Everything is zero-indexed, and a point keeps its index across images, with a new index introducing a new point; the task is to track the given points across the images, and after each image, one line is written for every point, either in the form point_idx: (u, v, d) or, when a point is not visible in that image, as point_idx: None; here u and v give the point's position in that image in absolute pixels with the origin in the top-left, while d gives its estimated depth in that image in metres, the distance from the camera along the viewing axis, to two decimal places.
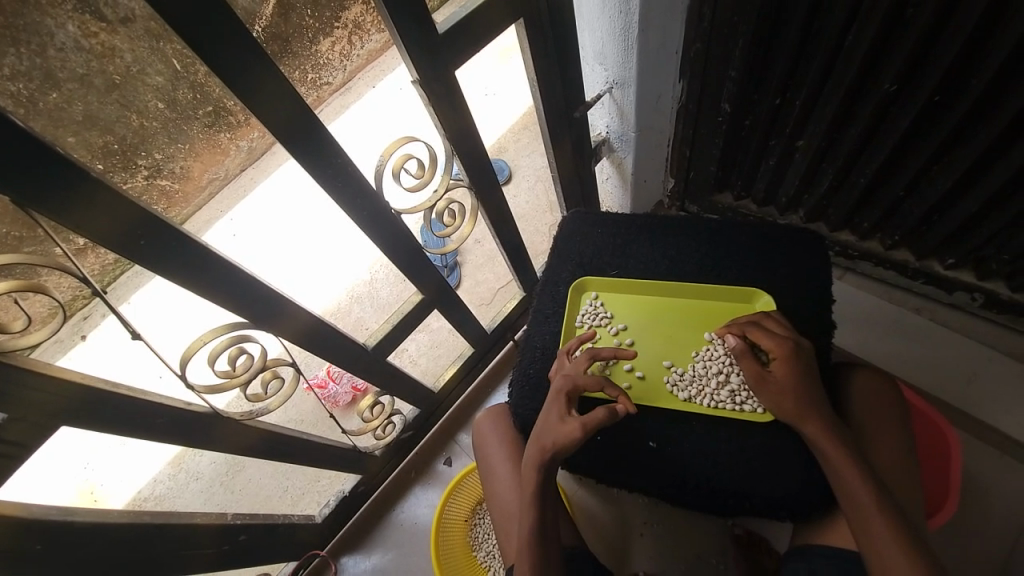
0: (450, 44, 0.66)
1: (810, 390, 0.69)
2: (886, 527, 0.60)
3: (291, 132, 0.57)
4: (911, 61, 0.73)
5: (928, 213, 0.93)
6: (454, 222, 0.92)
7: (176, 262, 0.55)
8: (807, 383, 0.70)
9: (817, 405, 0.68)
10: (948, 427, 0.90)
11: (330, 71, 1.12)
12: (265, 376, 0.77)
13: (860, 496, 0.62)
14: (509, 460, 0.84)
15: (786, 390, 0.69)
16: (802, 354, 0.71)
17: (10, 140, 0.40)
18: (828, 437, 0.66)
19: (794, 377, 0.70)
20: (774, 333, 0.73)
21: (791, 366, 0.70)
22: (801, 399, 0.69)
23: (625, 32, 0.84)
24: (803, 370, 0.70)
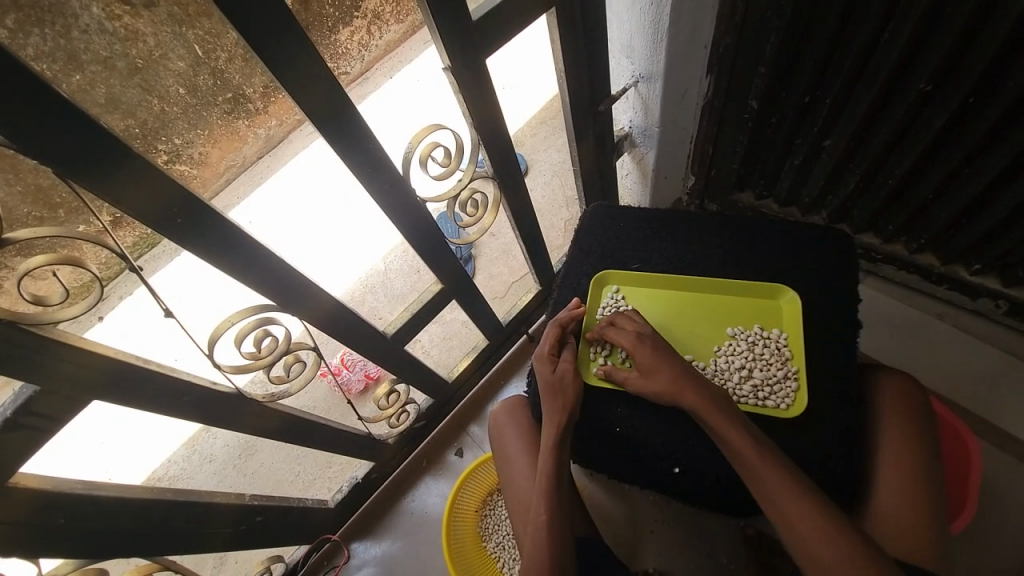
0: (483, 31, 0.66)
1: (677, 370, 0.73)
2: (813, 521, 0.60)
3: (323, 114, 0.57)
4: (949, 59, 0.71)
5: (956, 218, 0.92)
6: (477, 212, 0.92)
7: (208, 242, 0.55)
8: (665, 366, 0.74)
9: (691, 381, 0.72)
10: (969, 433, 0.89)
11: (349, 61, 1.11)
12: (287, 360, 0.77)
13: (779, 491, 0.63)
14: (526, 450, 0.84)
15: (654, 378, 0.74)
16: (647, 339, 0.77)
17: (59, 114, 0.41)
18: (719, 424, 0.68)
19: (658, 361, 0.74)
20: (621, 329, 0.78)
21: (645, 352, 0.75)
22: (673, 380, 0.72)
23: (655, 25, 0.83)
24: (656, 350, 0.75)
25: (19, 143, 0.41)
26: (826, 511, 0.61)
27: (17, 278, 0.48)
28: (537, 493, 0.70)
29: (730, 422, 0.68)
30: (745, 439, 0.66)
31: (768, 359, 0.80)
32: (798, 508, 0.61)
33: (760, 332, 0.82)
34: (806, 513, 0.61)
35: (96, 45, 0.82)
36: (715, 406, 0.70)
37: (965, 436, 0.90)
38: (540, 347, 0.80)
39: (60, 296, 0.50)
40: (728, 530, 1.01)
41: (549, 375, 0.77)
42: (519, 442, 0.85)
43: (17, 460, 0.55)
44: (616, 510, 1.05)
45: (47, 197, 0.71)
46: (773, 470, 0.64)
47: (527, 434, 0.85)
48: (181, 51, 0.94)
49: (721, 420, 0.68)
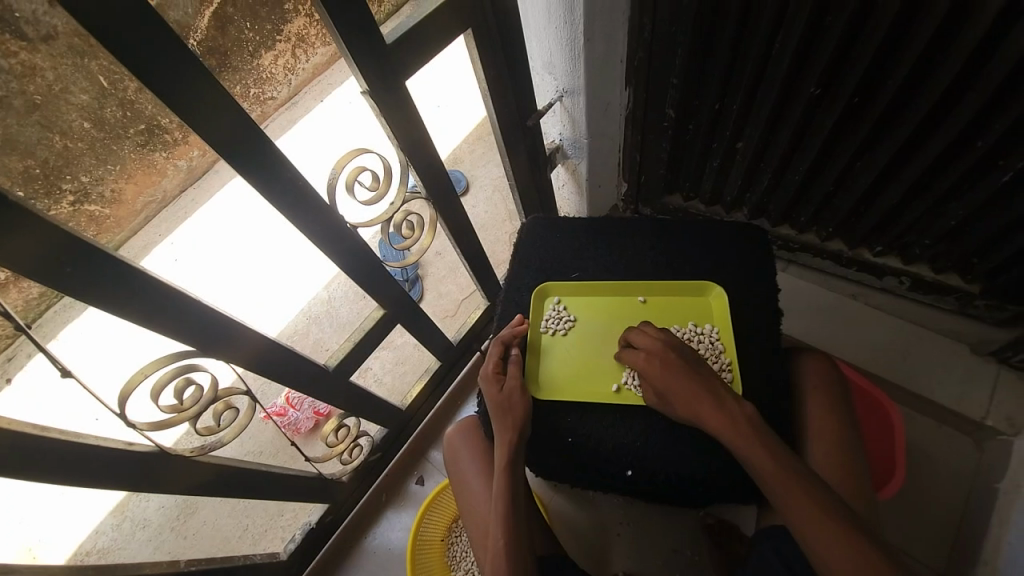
0: (399, 54, 0.66)
1: (690, 387, 0.71)
2: (827, 529, 0.57)
3: (232, 145, 0.54)
4: (831, 66, 0.79)
5: (857, 205, 1.01)
6: (413, 234, 0.90)
7: (109, 290, 0.50)
8: (681, 381, 0.72)
9: (712, 397, 0.69)
10: (891, 402, 0.97)
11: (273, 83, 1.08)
12: (217, 408, 0.71)
13: (794, 504, 0.59)
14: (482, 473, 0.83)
15: (672, 398, 0.72)
16: (659, 355, 0.75)
17: None
18: (739, 438, 0.65)
19: (671, 375, 0.73)
20: (635, 348, 0.79)
21: (654, 368, 0.74)
22: (686, 399, 0.71)
23: (571, 42, 0.86)
24: (668, 364, 0.74)
25: None
26: (838, 518, 0.58)
27: None
28: (494, 518, 0.69)
29: (744, 434, 0.65)
30: (768, 455, 0.63)
31: (702, 353, 0.83)
32: (811, 519, 0.58)
33: (694, 328, 0.85)
34: (821, 525, 0.57)
35: None
36: (741, 425, 0.66)
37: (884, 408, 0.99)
38: (486, 367, 0.80)
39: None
40: (691, 524, 1.03)
41: (496, 396, 0.76)
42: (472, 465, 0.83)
43: None
44: (582, 518, 1.06)
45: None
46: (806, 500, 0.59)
47: (480, 454, 0.84)
48: (83, 84, 0.83)
49: (750, 446, 0.64)
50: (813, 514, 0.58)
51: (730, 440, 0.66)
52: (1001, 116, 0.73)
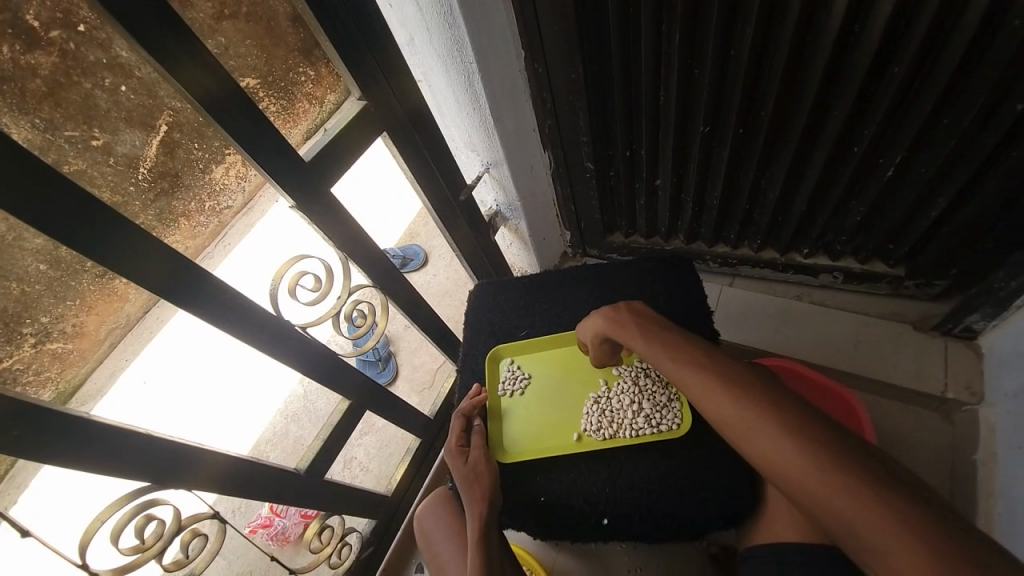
0: (320, 166, 0.72)
1: (605, 325, 0.79)
2: (768, 429, 0.58)
3: (161, 278, 0.56)
4: (711, 107, 0.89)
5: (775, 216, 1.09)
6: (367, 320, 0.94)
7: (57, 446, 0.51)
8: (601, 324, 0.80)
9: (623, 326, 0.77)
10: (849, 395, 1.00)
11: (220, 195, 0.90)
12: (184, 539, 0.70)
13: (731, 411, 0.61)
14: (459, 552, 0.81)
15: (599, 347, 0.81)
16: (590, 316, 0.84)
17: None
18: (644, 347, 0.73)
19: (612, 331, 0.78)
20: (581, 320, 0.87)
21: (587, 329, 0.83)
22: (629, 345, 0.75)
23: (483, 123, 0.95)
24: (594, 321, 0.82)
25: None
26: (762, 402, 0.60)
27: None
28: None
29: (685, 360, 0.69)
30: (667, 353, 0.71)
31: (652, 387, 0.84)
32: (750, 420, 0.59)
33: (640, 364, 0.87)
34: (761, 426, 0.58)
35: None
36: (647, 336, 0.74)
37: (849, 399, 0.99)
38: (450, 442, 0.80)
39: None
40: (696, 556, 1.01)
41: (463, 468, 0.76)
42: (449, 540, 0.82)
43: None
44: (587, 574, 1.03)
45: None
46: (701, 377, 0.66)
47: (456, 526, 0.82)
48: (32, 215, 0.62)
49: (656, 351, 0.72)
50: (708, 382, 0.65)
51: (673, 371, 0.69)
52: (864, 124, 0.83)
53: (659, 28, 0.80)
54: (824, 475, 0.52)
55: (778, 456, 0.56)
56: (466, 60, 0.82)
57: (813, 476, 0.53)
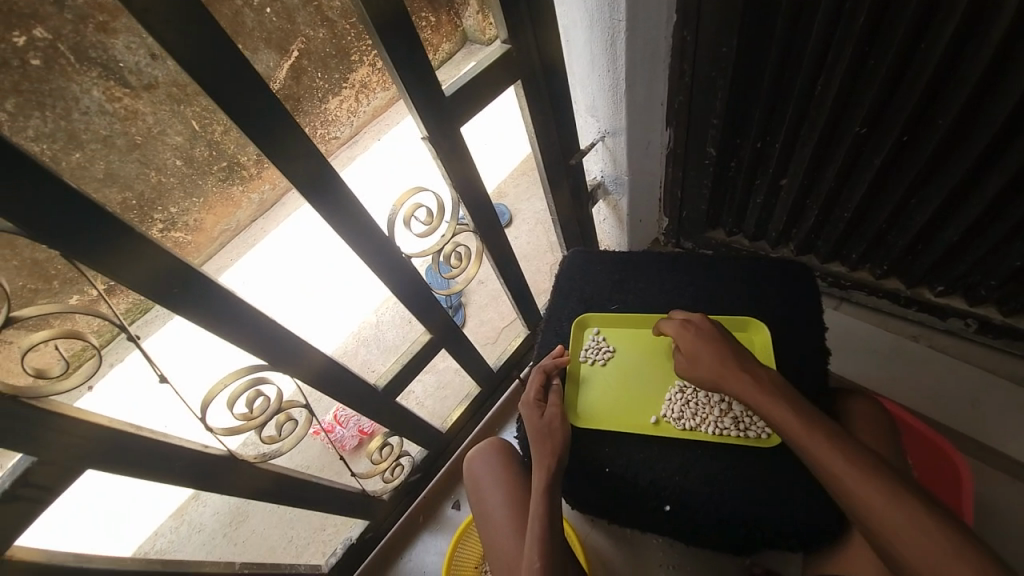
0: (456, 101, 0.73)
1: (705, 345, 0.78)
2: (851, 471, 0.63)
3: (309, 182, 0.62)
4: (876, 106, 0.80)
5: (912, 243, 0.97)
6: (460, 264, 0.96)
7: (202, 309, 0.59)
8: (704, 342, 0.79)
9: (725, 354, 0.76)
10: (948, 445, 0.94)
11: (335, 127, 1.01)
12: (279, 419, 0.78)
13: (817, 451, 0.65)
14: (507, 501, 0.86)
15: (697, 362, 0.78)
16: (690, 326, 0.82)
17: (59, 200, 0.45)
18: (742, 381, 0.73)
19: (700, 347, 0.79)
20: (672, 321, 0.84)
21: (688, 338, 0.81)
22: (718, 366, 0.76)
23: (614, 88, 0.91)
24: (696, 337, 0.80)
25: (23, 230, 0.45)
26: (870, 464, 0.63)
27: (22, 355, 0.51)
28: (530, 541, 0.70)
29: (768, 391, 0.71)
30: (768, 394, 0.71)
31: None
32: (834, 462, 0.64)
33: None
34: (846, 468, 0.63)
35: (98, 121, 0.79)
36: (745, 371, 0.74)
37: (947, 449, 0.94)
38: (528, 394, 0.83)
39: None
40: (733, 570, 0.99)
41: (538, 422, 0.79)
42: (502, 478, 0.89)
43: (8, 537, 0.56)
44: (618, 556, 1.04)
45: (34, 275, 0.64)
46: (805, 427, 0.67)
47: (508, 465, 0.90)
48: (178, 127, 1.04)
49: (754, 386, 0.72)
50: (811, 434, 0.67)
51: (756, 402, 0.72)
52: None
53: (840, 8, 0.72)
54: (939, 542, 0.57)
55: (889, 520, 0.59)
56: (616, 18, 0.79)
57: (893, 518, 0.59)
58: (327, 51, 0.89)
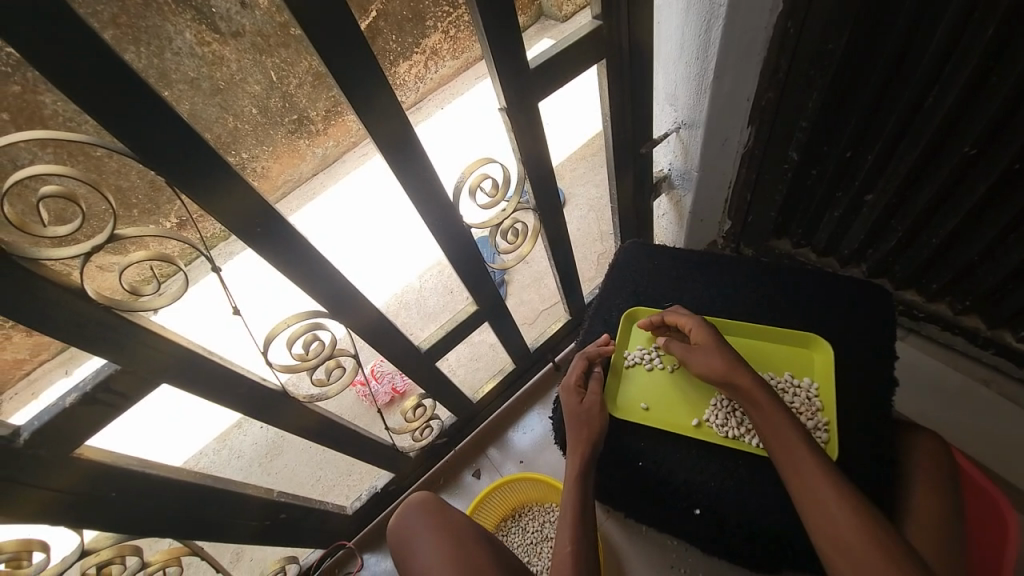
0: (539, 76, 0.74)
1: (718, 347, 0.82)
2: (818, 472, 0.68)
3: (389, 140, 0.65)
4: (992, 126, 0.73)
5: (1004, 281, 0.89)
6: (516, 241, 0.97)
7: (278, 250, 0.64)
8: (715, 342, 0.83)
9: (736, 359, 0.80)
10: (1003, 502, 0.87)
11: (401, 94, 0.89)
12: (329, 364, 0.83)
13: (792, 451, 0.71)
14: (437, 548, 0.85)
15: (705, 356, 0.83)
16: (702, 325, 0.86)
17: (165, 128, 0.48)
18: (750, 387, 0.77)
19: (713, 341, 0.83)
20: (682, 314, 0.89)
21: (700, 332, 0.85)
22: (723, 360, 0.81)
23: (699, 78, 0.87)
24: (709, 333, 0.85)
25: (134, 153, 0.48)
26: (863, 512, 0.64)
27: (120, 271, 0.55)
28: (564, 521, 0.77)
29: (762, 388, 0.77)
30: (777, 411, 0.74)
31: (798, 407, 0.85)
32: (812, 466, 0.69)
33: (791, 379, 0.88)
34: (819, 473, 0.68)
35: (187, 68, 0.71)
36: (758, 382, 0.77)
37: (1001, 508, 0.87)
38: (569, 379, 0.89)
39: (79, 255, 0.51)
40: None
41: (575, 406, 0.85)
42: (432, 527, 0.88)
43: (88, 433, 0.62)
44: (631, 550, 1.05)
45: (126, 196, 0.72)
46: (804, 456, 0.70)
47: (438, 515, 0.89)
48: (258, 76, 0.79)
49: (760, 397, 0.76)
50: (811, 463, 0.69)
51: (753, 395, 0.76)
52: None
53: (969, 14, 0.65)
54: None
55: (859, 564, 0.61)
56: (715, 3, 0.75)
57: (861, 544, 0.62)
58: (404, 11, 0.76)
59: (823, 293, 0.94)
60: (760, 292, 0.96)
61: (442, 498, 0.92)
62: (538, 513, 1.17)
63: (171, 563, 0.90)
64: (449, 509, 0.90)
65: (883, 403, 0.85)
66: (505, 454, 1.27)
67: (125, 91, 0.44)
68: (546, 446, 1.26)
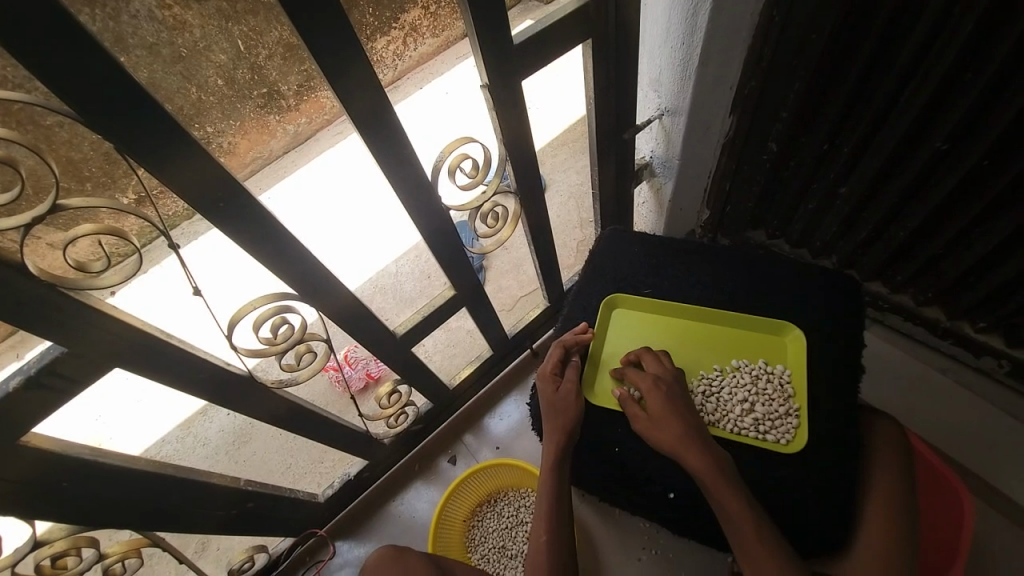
0: (523, 53, 0.71)
1: (678, 422, 0.79)
2: (760, 551, 0.71)
3: (365, 117, 0.61)
4: (963, 122, 0.74)
5: (965, 274, 0.93)
6: (496, 225, 0.95)
7: (243, 228, 0.60)
8: (672, 415, 0.80)
9: (694, 437, 0.78)
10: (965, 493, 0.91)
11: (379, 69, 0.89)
12: (299, 349, 0.80)
13: (739, 525, 0.72)
14: None
15: (660, 427, 0.80)
16: (665, 388, 0.83)
17: (114, 86, 0.43)
18: (711, 473, 0.75)
19: (670, 413, 0.81)
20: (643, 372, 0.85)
21: (659, 398, 0.82)
22: (678, 434, 0.78)
23: (684, 63, 0.86)
24: (669, 400, 0.82)
25: (79, 114, 0.44)
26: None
27: (64, 245, 0.50)
28: (538, 516, 0.78)
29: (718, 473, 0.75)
30: (736, 497, 0.73)
31: (770, 394, 0.89)
32: (761, 552, 0.71)
33: (764, 367, 0.92)
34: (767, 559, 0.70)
35: (146, 32, 0.62)
36: (717, 466, 0.76)
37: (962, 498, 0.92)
38: (545, 367, 0.88)
39: (18, 227, 0.47)
40: (716, 562, 1.02)
41: (552, 395, 0.85)
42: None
43: (34, 421, 0.57)
44: (605, 533, 1.07)
45: (76, 165, 0.68)
46: (759, 543, 0.71)
47: (396, 565, 0.86)
48: (223, 44, 0.71)
49: (720, 479, 0.74)
50: (765, 554, 0.70)
51: (710, 481, 0.74)
52: None
53: (951, 7, 0.66)
54: None
55: None
56: None
57: None
58: None
59: (798, 284, 0.95)
60: (736, 281, 0.98)
61: (397, 545, 0.90)
62: (514, 498, 1.17)
63: (131, 555, 0.86)
64: (407, 552, 0.89)
65: (849, 390, 0.88)
66: (482, 441, 1.27)
67: (63, 41, 0.40)
68: (522, 432, 1.26)
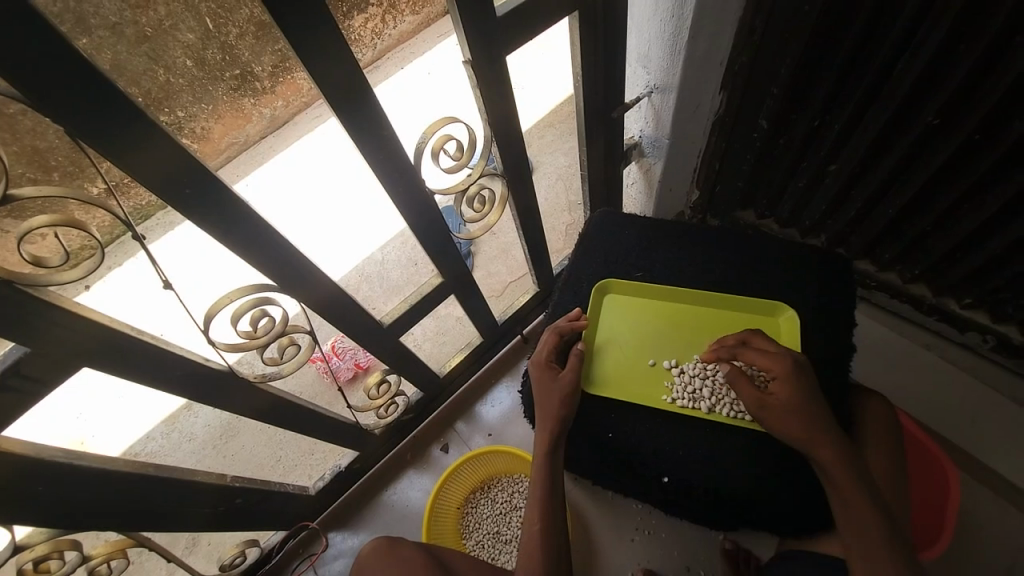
0: (507, 26, 0.67)
1: (814, 413, 0.74)
2: (879, 534, 0.68)
3: (343, 97, 0.57)
4: (955, 95, 0.73)
5: (952, 251, 0.93)
6: (483, 209, 0.92)
7: (213, 216, 0.56)
8: (807, 406, 0.74)
9: (828, 428, 0.73)
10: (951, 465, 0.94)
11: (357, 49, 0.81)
12: (281, 342, 0.77)
13: (859, 508, 0.69)
14: None
15: (791, 416, 0.75)
16: (801, 373, 0.77)
17: (59, 62, 0.39)
18: (840, 465, 0.71)
19: (801, 403, 0.75)
20: (767, 355, 0.79)
21: (789, 387, 0.76)
22: (812, 426, 0.73)
23: (673, 37, 0.83)
24: (802, 387, 0.76)
25: (26, 94, 0.40)
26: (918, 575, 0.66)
27: (18, 238, 0.47)
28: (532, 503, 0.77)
29: (849, 458, 0.72)
30: (854, 479, 0.71)
31: None
32: (881, 538, 0.67)
33: None
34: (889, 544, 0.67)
35: (106, 9, 0.59)
36: (845, 455, 0.72)
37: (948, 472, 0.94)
38: (539, 354, 0.87)
39: None
40: (709, 540, 1.04)
41: (548, 381, 0.84)
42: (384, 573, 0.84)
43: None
44: (600, 516, 1.07)
45: (43, 156, 0.62)
46: (878, 528, 0.68)
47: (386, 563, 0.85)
48: (190, 22, 0.70)
49: (846, 464, 0.71)
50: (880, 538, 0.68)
51: (839, 464, 0.71)
52: None
53: None
54: None
55: None
56: None
57: None
58: None
59: (789, 264, 0.95)
60: (727, 262, 0.97)
61: (389, 538, 0.89)
62: (508, 484, 1.17)
63: (116, 556, 0.84)
64: (401, 544, 0.88)
65: (839, 368, 0.88)
66: (473, 428, 1.26)
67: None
68: (514, 418, 1.26)
